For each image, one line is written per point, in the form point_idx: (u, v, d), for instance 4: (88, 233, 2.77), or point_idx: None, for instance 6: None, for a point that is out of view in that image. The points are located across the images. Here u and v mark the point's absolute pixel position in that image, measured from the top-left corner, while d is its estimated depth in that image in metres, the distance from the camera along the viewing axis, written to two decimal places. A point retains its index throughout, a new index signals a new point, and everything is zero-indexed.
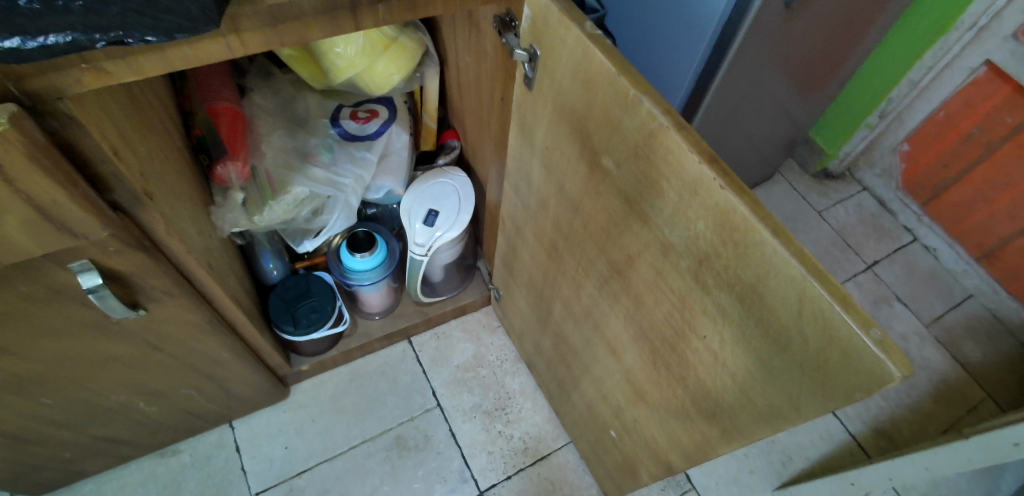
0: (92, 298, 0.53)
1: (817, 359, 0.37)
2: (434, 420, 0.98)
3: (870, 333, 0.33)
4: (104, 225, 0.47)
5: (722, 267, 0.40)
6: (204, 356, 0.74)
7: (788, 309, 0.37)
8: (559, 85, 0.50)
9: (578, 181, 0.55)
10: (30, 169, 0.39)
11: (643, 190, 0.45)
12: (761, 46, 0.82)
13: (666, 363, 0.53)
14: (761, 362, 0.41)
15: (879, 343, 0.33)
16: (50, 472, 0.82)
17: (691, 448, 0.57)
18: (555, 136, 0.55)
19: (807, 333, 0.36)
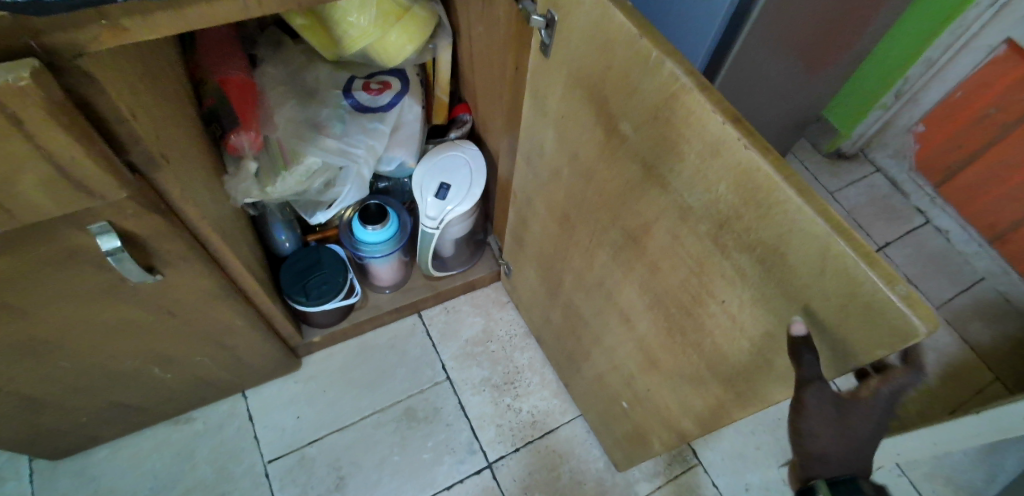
0: (111, 261, 0.53)
1: (840, 315, 0.37)
2: (442, 392, 0.99)
3: (896, 289, 0.33)
4: (122, 186, 0.47)
5: (742, 228, 0.40)
6: (217, 324, 0.74)
7: (810, 268, 0.37)
8: (576, 49, 0.50)
9: (592, 148, 0.54)
10: (49, 124, 0.39)
11: (662, 154, 0.45)
12: (766, 31, 0.81)
13: (681, 330, 0.54)
14: (781, 323, 0.41)
15: (904, 297, 0.33)
16: (66, 436, 0.83)
17: (707, 414, 0.58)
18: (570, 103, 0.55)
19: (829, 290, 0.37)
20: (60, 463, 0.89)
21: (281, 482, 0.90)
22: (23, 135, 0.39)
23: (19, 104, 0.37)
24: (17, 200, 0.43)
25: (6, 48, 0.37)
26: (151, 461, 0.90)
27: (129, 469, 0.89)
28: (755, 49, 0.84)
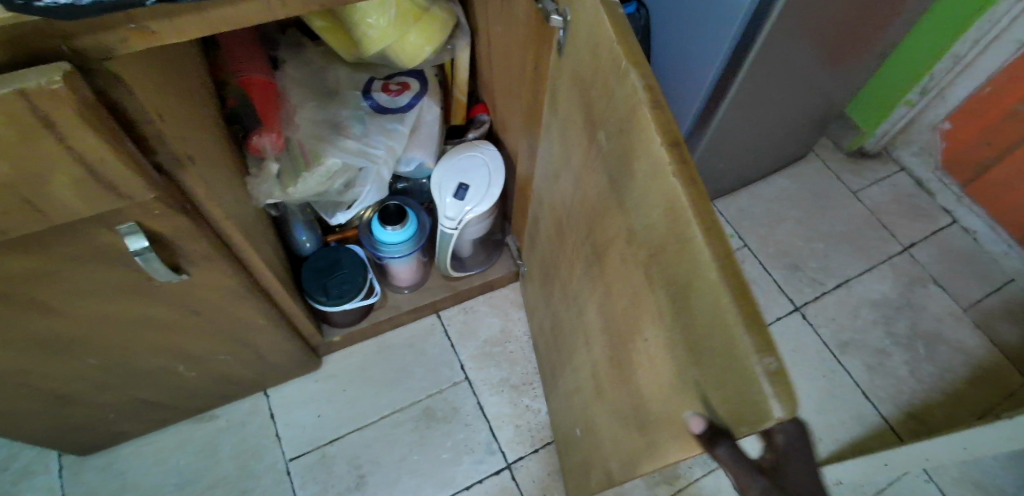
0: (139, 261, 0.54)
1: (719, 378, 0.36)
2: (461, 392, 0.99)
3: (765, 361, 0.32)
4: (149, 185, 0.48)
5: (665, 263, 0.40)
6: (240, 323, 0.75)
7: (703, 319, 0.36)
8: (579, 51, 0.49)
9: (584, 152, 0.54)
10: (78, 124, 0.40)
11: (626, 170, 0.44)
12: (795, 18, 0.81)
13: (621, 361, 0.54)
14: (683, 371, 0.41)
15: (771, 373, 0.31)
16: (93, 433, 0.85)
17: (627, 456, 0.58)
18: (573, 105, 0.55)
19: (714, 348, 0.35)
20: (86, 459, 0.91)
21: (302, 480, 0.91)
22: (54, 138, 0.40)
23: (53, 107, 0.38)
24: (49, 200, 0.44)
25: (39, 53, 0.38)
26: (175, 458, 0.91)
27: (153, 465, 0.91)
28: (783, 36, 0.84)
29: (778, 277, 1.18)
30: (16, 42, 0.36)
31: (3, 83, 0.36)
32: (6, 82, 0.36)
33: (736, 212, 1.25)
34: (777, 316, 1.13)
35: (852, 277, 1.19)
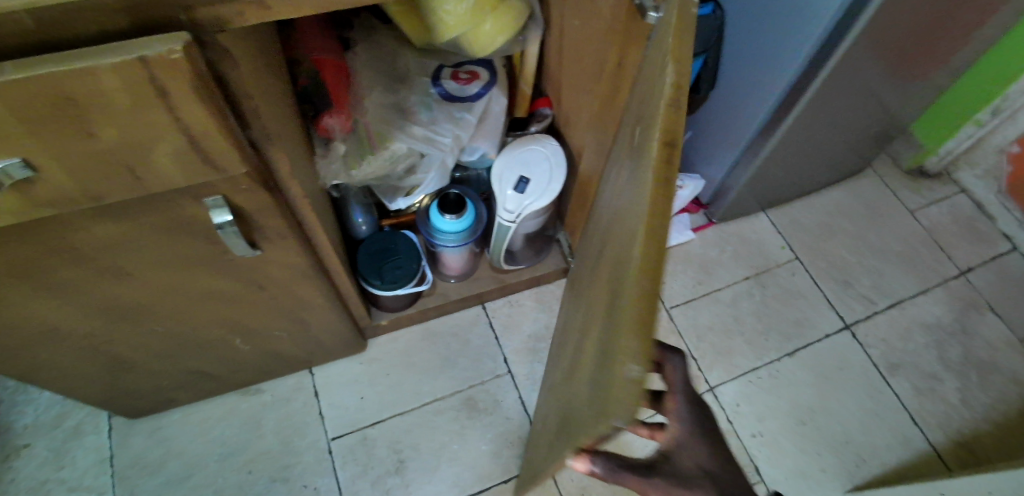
0: (220, 234, 0.55)
1: (604, 385, 0.33)
2: (503, 385, 0.99)
3: (631, 368, 0.29)
4: (244, 161, 0.48)
5: (622, 266, 0.38)
6: (299, 301, 0.76)
7: (618, 323, 0.34)
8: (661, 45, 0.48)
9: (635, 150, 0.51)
10: (190, 97, 0.40)
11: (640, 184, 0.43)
12: (883, 27, 0.79)
13: (573, 366, 0.53)
14: (593, 375, 0.39)
15: (631, 380, 0.29)
16: (146, 397, 0.87)
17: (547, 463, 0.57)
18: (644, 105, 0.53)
19: (612, 355, 0.33)
20: (135, 423, 0.92)
21: (343, 460, 0.92)
22: (164, 108, 0.40)
23: (169, 77, 0.38)
24: (149, 169, 0.45)
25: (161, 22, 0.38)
26: (220, 429, 0.93)
27: (199, 433, 0.92)
28: (868, 45, 0.81)
29: (828, 292, 1.15)
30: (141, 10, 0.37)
31: (127, 50, 0.36)
32: (130, 50, 0.36)
33: (789, 223, 1.22)
34: (826, 332, 1.10)
35: (905, 298, 1.16)
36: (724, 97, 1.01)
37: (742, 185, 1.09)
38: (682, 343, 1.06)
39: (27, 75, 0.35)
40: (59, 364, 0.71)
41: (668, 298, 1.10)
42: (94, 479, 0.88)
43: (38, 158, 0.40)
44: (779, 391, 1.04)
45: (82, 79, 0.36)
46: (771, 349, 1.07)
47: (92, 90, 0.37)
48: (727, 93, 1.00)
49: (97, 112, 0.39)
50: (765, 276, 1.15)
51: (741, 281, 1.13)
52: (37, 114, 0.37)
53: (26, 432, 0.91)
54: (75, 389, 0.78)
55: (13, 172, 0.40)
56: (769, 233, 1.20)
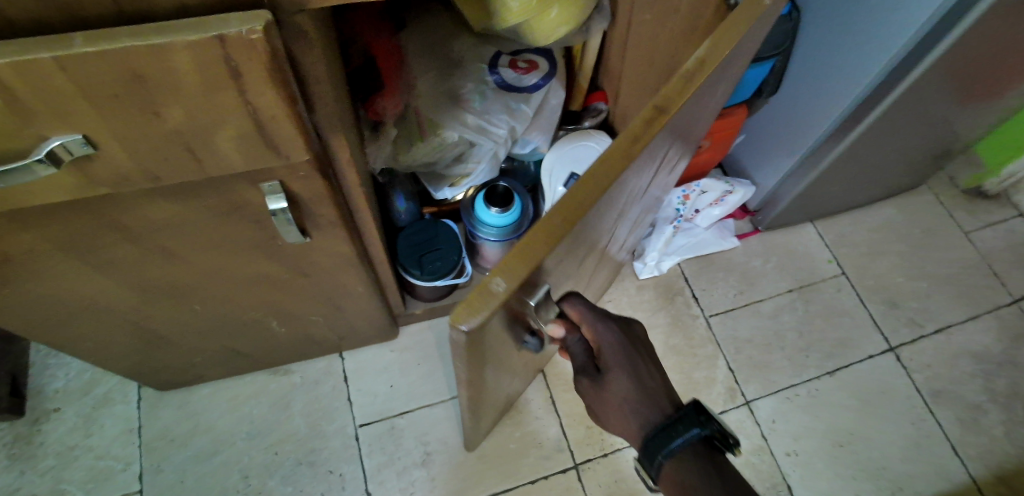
0: (275, 220, 0.53)
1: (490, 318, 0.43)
2: (534, 384, 0.97)
3: (493, 282, 0.39)
4: (308, 148, 0.45)
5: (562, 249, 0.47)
6: (339, 288, 0.74)
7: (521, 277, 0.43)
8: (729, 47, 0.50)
9: (665, 147, 0.55)
10: (264, 80, 0.37)
11: (634, 173, 0.49)
12: (974, 42, 0.73)
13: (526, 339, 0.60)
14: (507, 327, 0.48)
15: (494, 290, 0.39)
16: (177, 371, 0.86)
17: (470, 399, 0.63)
18: (697, 107, 0.54)
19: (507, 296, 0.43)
20: (164, 395, 0.92)
21: (370, 448, 0.90)
22: (236, 90, 0.38)
23: (245, 58, 0.35)
24: (211, 153, 0.42)
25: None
26: (248, 407, 0.92)
27: (226, 410, 0.92)
28: (956, 59, 0.76)
29: (874, 311, 1.10)
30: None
31: (203, 27, 0.34)
32: (206, 27, 0.34)
33: (837, 236, 1.17)
34: (869, 354, 1.06)
35: (953, 323, 1.11)
36: (786, 101, 0.96)
37: (795, 196, 1.04)
38: (720, 354, 1.03)
39: (100, 49, 0.32)
40: (96, 335, 0.70)
41: (709, 306, 1.07)
42: (122, 449, 0.88)
43: (100, 136, 0.38)
44: (817, 411, 1.00)
45: (155, 56, 0.33)
46: (811, 366, 1.04)
47: (164, 68, 0.35)
48: (790, 98, 0.95)
49: (166, 89, 0.36)
50: (809, 290, 1.11)
51: (783, 294, 1.09)
52: (105, 90, 0.35)
53: (56, 396, 0.91)
54: (109, 360, 0.77)
55: (74, 148, 0.38)
56: (816, 246, 1.15)
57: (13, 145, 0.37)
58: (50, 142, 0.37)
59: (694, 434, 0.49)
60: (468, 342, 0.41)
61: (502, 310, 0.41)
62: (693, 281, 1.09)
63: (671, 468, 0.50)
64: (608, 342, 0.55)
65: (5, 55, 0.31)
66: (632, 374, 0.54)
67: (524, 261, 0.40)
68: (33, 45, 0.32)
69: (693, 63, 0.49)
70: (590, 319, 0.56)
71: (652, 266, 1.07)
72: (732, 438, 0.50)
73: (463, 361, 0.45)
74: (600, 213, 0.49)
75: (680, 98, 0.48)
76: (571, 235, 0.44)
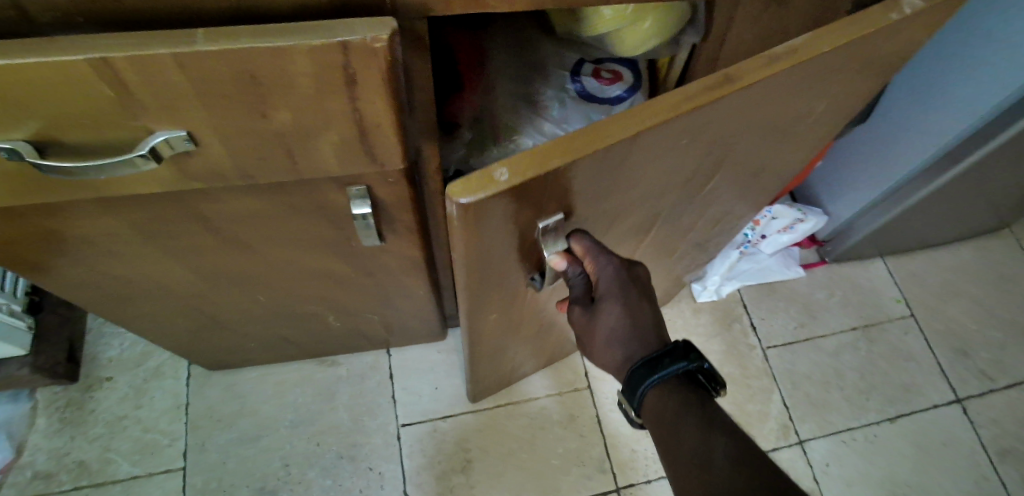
0: (356, 224, 0.51)
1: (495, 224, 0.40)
2: (581, 400, 0.94)
3: (497, 172, 0.36)
4: (403, 158, 0.43)
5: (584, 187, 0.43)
6: (401, 290, 0.73)
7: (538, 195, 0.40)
8: (830, 66, 0.47)
9: (730, 140, 0.50)
10: (378, 87, 0.35)
11: (683, 139, 0.45)
12: None
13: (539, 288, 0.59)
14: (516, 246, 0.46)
15: (497, 179, 0.36)
16: (229, 353, 0.86)
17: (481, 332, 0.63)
18: (779, 107, 0.49)
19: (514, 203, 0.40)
20: (212, 374, 0.92)
21: (411, 448, 0.90)
22: (346, 96, 0.36)
23: (364, 66, 0.33)
24: (308, 155, 0.41)
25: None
26: (293, 394, 0.92)
27: (272, 395, 0.92)
28: None
29: (942, 359, 1.04)
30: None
31: (325, 31, 0.32)
32: (329, 31, 0.32)
33: (908, 275, 1.11)
34: (933, 402, 1.00)
35: None
36: (870, 132, 0.91)
37: (871, 232, 0.99)
38: (775, 387, 0.99)
39: (220, 48, 0.31)
40: (157, 315, 0.70)
41: (767, 336, 1.03)
42: (168, 424, 0.89)
43: (203, 133, 0.37)
44: (873, 457, 0.96)
45: (274, 59, 0.32)
46: (870, 410, 0.99)
47: (280, 71, 0.33)
48: (876, 129, 0.90)
49: (279, 91, 0.34)
50: (873, 329, 1.05)
51: (846, 331, 1.05)
52: (217, 88, 0.33)
53: (110, 364, 0.92)
54: (168, 338, 0.77)
55: (176, 144, 0.37)
56: (885, 283, 1.10)
57: (119, 136, 0.36)
58: (155, 136, 0.36)
59: (679, 367, 0.47)
60: (464, 228, 0.39)
61: (509, 205, 0.39)
62: (752, 309, 1.05)
63: (652, 401, 0.47)
64: (608, 274, 0.49)
65: (124, 46, 0.30)
66: (627, 307, 0.50)
67: (540, 162, 0.37)
68: (154, 38, 0.31)
69: (781, 49, 0.44)
70: (595, 251, 0.49)
71: (711, 289, 1.04)
72: (717, 373, 0.47)
73: (463, 258, 0.44)
74: (640, 164, 0.45)
75: (758, 76, 0.43)
76: (597, 167, 0.41)
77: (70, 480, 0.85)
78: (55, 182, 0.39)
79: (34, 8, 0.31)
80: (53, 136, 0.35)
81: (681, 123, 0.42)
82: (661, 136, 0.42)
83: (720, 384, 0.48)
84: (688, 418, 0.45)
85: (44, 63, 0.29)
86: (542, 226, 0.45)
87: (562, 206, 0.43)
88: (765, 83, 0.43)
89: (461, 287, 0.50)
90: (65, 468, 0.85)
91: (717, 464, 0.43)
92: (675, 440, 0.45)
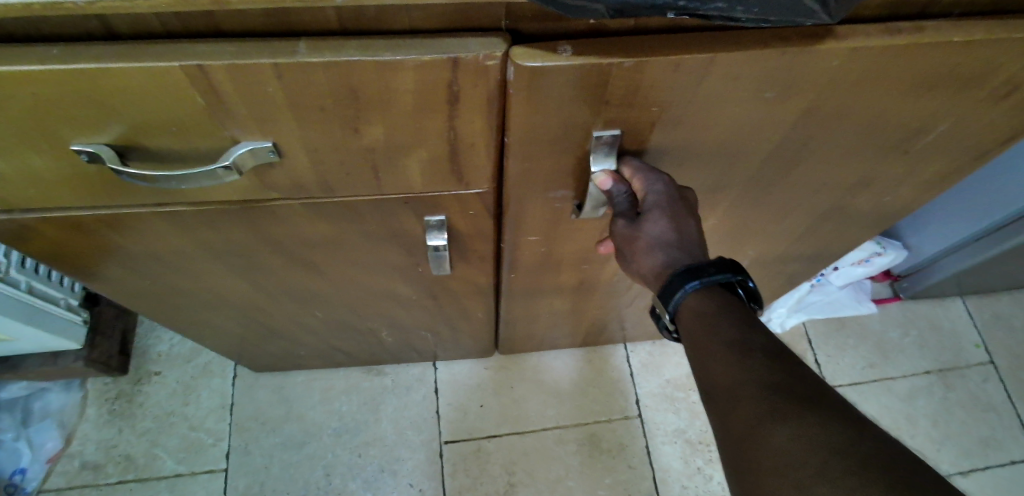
0: (432, 256, 0.49)
1: (551, 118, 0.34)
2: (632, 429, 0.90)
3: (561, 50, 0.30)
4: (492, 178, 0.40)
5: (660, 113, 0.35)
6: (461, 311, 0.70)
7: (605, 106, 0.33)
8: (972, 107, 0.39)
9: (830, 134, 0.40)
10: (481, 106, 0.32)
11: (776, 94, 0.35)
12: None
13: (590, 261, 0.57)
14: (578, 170, 0.40)
15: (561, 55, 0.30)
16: (278, 358, 0.85)
17: (524, 288, 0.64)
18: (893, 108, 0.38)
19: (573, 102, 0.33)
20: (259, 376, 0.92)
21: (454, 467, 0.87)
22: (445, 114, 0.33)
23: (469, 84, 0.31)
24: (394, 172, 0.38)
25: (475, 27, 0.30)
26: (338, 403, 0.91)
27: (318, 402, 0.91)
28: None
29: None
30: (459, 9, 0.28)
31: (434, 46, 0.29)
32: (438, 46, 0.29)
33: (991, 319, 1.03)
34: (1013, 459, 0.93)
35: None
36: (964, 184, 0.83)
37: (959, 271, 0.93)
38: None
39: (325, 60, 0.28)
40: (213, 321, 0.69)
41: (832, 375, 0.97)
42: (214, 424, 0.88)
43: (292, 145, 0.34)
44: None
45: (381, 73, 0.29)
46: (943, 462, 0.92)
47: (383, 86, 0.30)
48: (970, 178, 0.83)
49: (377, 106, 0.32)
50: (950, 375, 0.98)
51: (920, 375, 0.98)
52: (314, 101, 0.31)
53: (160, 359, 0.92)
54: (221, 343, 0.76)
55: (260, 155, 0.34)
56: (965, 327, 1.02)
57: (204, 144, 0.34)
58: (239, 146, 0.34)
59: (727, 278, 0.36)
60: (524, 110, 0.33)
61: (571, 93, 0.32)
62: (818, 345, 0.99)
63: (683, 310, 0.37)
64: (659, 188, 0.37)
65: (225, 55, 0.28)
66: (675, 222, 0.37)
67: (608, 50, 0.30)
68: (255, 47, 0.28)
69: (905, 22, 0.32)
70: (645, 169, 0.38)
71: (776, 321, 0.99)
72: (758, 291, 0.39)
73: (515, 158, 0.38)
74: (711, 107, 0.35)
75: (868, 44, 0.32)
76: (664, 86, 0.32)
77: (116, 473, 0.85)
78: (135, 189, 0.38)
79: (127, 33, 0.28)
80: (136, 141, 0.33)
81: (770, 66, 0.32)
82: (737, 72, 0.32)
83: (757, 301, 0.39)
84: (728, 319, 0.36)
85: (140, 67, 0.27)
86: (596, 139, 0.36)
87: (629, 124, 0.35)
88: (881, 60, 0.33)
89: (509, 201, 0.44)
90: (113, 461, 0.85)
91: (754, 362, 0.35)
92: (705, 339, 0.36)
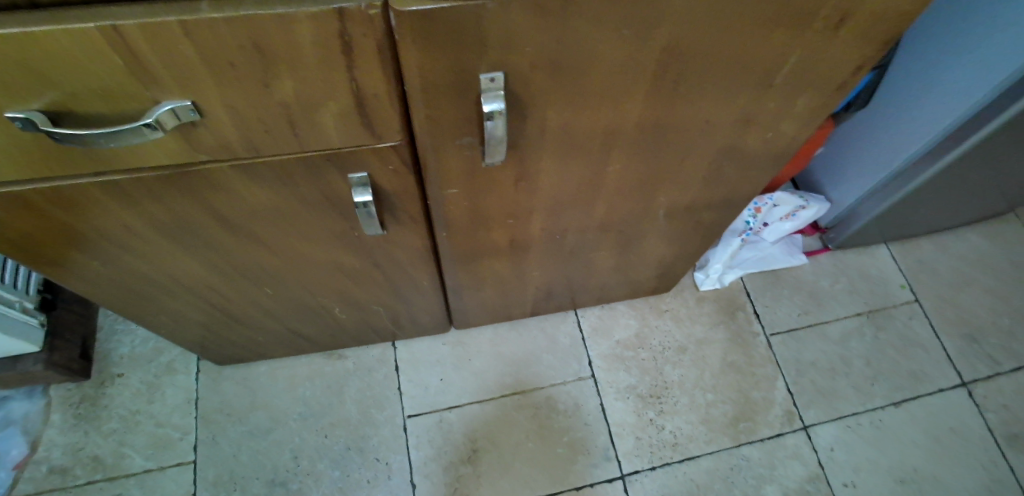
0: (361, 214, 0.52)
1: (440, 62, 0.38)
2: (585, 389, 0.95)
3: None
4: (402, 130, 0.45)
5: (534, 54, 0.40)
6: (408, 281, 0.74)
7: (483, 49, 0.38)
8: (815, 39, 0.45)
9: (698, 72, 0.46)
10: (374, 55, 0.37)
11: (635, 33, 0.40)
12: None
13: (516, 217, 0.62)
14: (477, 117, 0.44)
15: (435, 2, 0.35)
16: (239, 348, 0.88)
17: (462, 252, 0.68)
18: (748, 43, 0.44)
19: (455, 46, 0.37)
20: (223, 370, 0.94)
21: (419, 439, 0.91)
22: (344, 65, 0.37)
23: (359, 34, 0.35)
24: (311, 127, 0.42)
25: None
26: (302, 388, 0.93)
27: (282, 390, 0.93)
28: None
29: (949, 345, 1.03)
30: None
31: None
32: None
33: (913, 263, 1.11)
34: (939, 387, 1.00)
35: None
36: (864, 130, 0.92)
37: (873, 217, 1.00)
38: (780, 375, 0.99)
39: (226, 15, 0.32)
40: (168, 310, 0.71)
41: (770, 324, 1.03)
42: (181, 419, 0.91)
43: (211, 104, 0.38)
44: (880, 443, 0.95)
45: (280, 25, 0.34)
46: (876, 396, 0.99)
47: (285, 38, 0.35)
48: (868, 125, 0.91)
49: (282, 59, 0.36)
50: (879, 316, 1.05)
51: (851, 318, 1.05)
52: (223, 57, 0.35)
53: (123, 361, 0.94)
54: (179, 335, 0.79)
55: (182, 113, 0.38)
56: (890, 271, 1.10)
57: (129, 105, 0.37)
58: (161, 105, 0.37)
59: None
60: (415, 57, 0.38)
61: (452, 37, 0.37)
62: (757, 298, 1.06)
63: None
64: None
65: (138, 14, 0.32)
66: None
67: None
68: (164, 6, 0.32)
69: None
70: None
71: (714, 278, 1.05)
72: None
73: (419, 106, 0.42)
74: (581, 48, 0.40)
75: None
76: (530, 27, 0.37)
77: (85, 475, 0.86)
78: (72, 156, 0.41)
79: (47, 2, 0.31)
80: (67, 107, 0.37)
81: (619, 5, 0.37)
82: (594, 11, 0.37)
83: None
84: None
85: (63, 29, 0.31)
86: (485, 81, 0.41)
87: (511, 68, 0.40)
88: None
89: (424, 152, 0.48)
90: (80, 463, 0.87)
91: None
92: None
